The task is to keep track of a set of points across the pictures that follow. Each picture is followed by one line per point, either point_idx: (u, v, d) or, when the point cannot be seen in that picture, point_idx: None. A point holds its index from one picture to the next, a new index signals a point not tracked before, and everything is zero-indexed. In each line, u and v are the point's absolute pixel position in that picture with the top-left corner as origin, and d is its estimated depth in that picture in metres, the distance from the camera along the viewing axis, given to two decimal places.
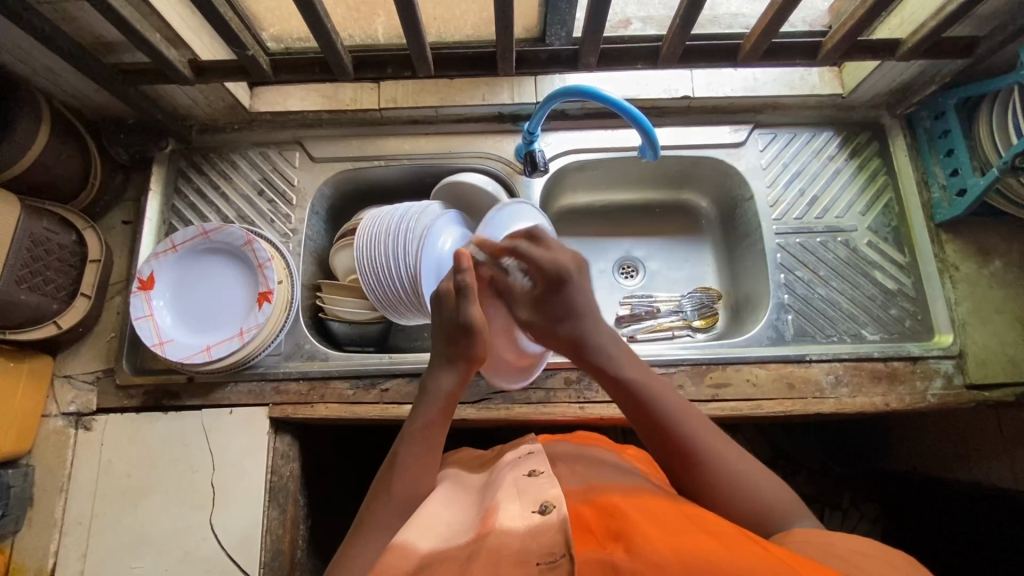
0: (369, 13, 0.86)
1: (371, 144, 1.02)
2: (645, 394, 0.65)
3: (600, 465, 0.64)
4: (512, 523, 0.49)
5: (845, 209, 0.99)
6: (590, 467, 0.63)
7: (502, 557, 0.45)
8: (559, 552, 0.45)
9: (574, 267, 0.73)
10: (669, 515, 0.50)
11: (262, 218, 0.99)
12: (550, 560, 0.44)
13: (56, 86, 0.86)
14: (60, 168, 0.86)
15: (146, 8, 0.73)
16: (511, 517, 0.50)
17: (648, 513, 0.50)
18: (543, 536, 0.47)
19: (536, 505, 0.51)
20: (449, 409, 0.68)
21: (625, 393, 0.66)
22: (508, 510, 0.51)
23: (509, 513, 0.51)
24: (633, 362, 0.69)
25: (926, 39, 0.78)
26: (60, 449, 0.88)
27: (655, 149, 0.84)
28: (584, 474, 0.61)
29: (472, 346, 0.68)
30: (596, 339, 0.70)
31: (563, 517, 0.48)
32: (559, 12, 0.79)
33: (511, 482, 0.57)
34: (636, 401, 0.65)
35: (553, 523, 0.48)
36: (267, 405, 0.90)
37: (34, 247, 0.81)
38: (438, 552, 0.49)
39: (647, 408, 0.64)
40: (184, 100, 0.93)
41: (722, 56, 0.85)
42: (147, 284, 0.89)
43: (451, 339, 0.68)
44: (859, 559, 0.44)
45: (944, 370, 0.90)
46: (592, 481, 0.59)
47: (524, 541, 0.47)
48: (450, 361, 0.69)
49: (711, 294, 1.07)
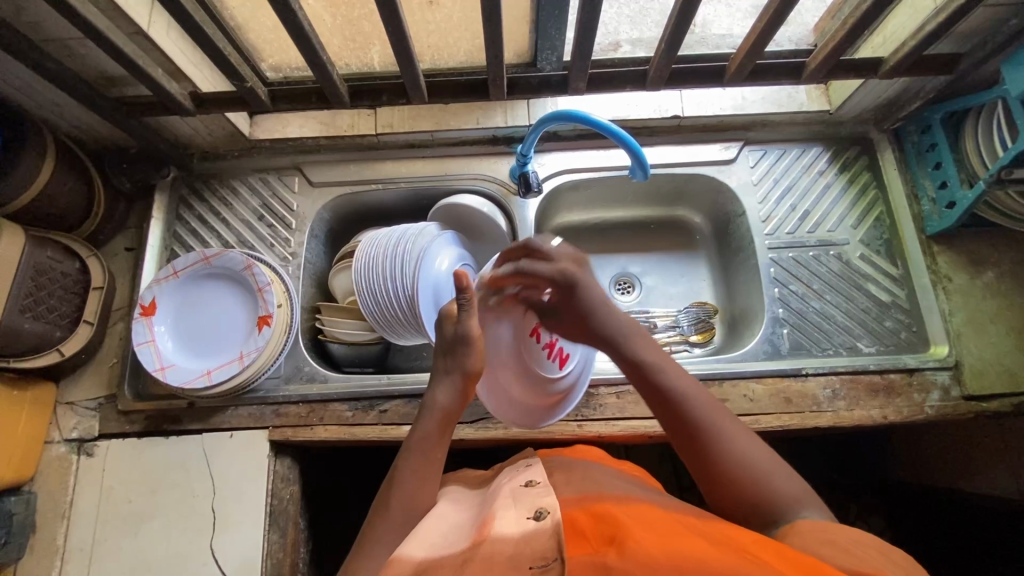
0: (364, 43, 0.89)
1: (369, 168, 1.04)
2: (653, 371, 0.66)
3: (598, 474, 0.64)
4: (506, 530, 0.50)
5: (837, 223, 1.01)
6: (587, 476, 0.63)
7: (495, 562, 0.46)
8: (552, 556, 0.45)
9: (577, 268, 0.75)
10: (663, 521, 0.50)
11: (263, 242, 1.01)
12: (542, 564, 0.44)
13: (61, 118, 0.88)
14: (65, 198, 0.88)
15: (147, 44, 0.76)
16: (507, 525, 0.50)
17: (642, 518, 0.51)
18: (536, 541, 0.47)
19: (531, 512, 0.52)
20: (449, 426, 0.67)
21: (632, 368, 0.68)
22: (504, 520, 0.52)
23: (505, 522, 0.51)
24: (647, 343, 0.70)
25: (908, 57, 0.80)
26: (63, 476, 0.89)
27: (644, 168, 0.85)
28: (580, 482, 0.61)
29: (468, 364, 0.68)
30: (614, 323, 0.71)
31: (557, 522, 0.48)
32: (550, 38, 0.83)
33: (509, 492, 0.57)
34: (643, 377, 0.66)
35: (547, 528, 0.48)
36: (267, 428, 0.90)
37: (38, 276, 0.82)
38: (432, 560, 0.49)
39: (654, 385, 0.65)
40: (185, 130, 0.95)
41: (710, 77, 0.87)
42: (149, 310, 0.90)
43: (449, 359, 0.68)
44: (860, 551, 0.45)
45: (942, 382, 0.90)
46: (587, 488, 0.59)
47: (518, 545, 0.47)
48: (446, 375, 0.68)
49: (707, 308, 1.08)
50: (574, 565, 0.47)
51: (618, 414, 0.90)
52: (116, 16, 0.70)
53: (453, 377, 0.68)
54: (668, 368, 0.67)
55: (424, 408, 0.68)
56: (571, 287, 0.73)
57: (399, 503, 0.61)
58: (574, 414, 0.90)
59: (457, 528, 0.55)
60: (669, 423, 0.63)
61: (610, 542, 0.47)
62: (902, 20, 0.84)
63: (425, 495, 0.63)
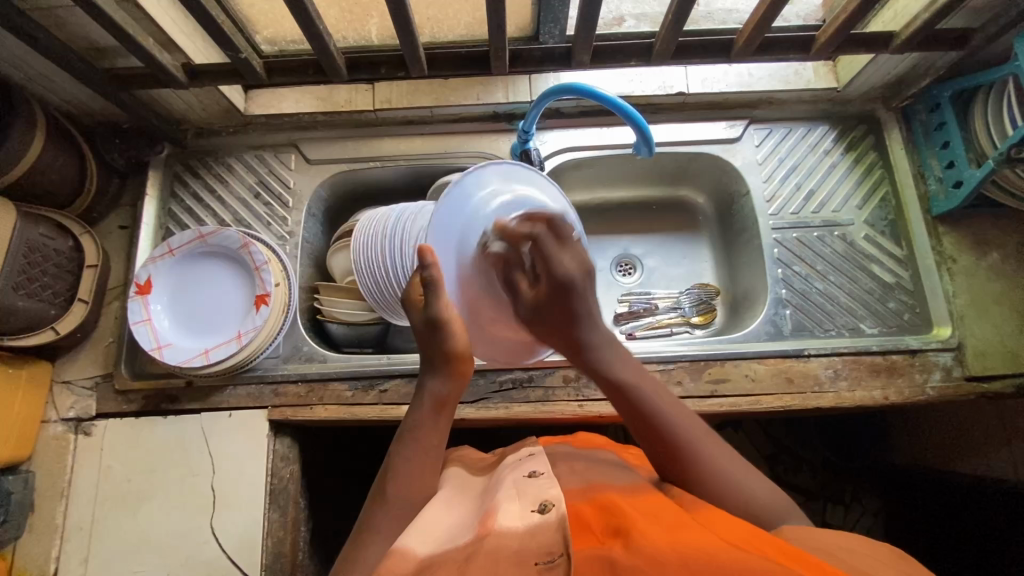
0: (362, 14, 0.86)
1: (367, 145, 1.02)
2: (632, 390, 0.64)
3: (601, 465, 0.63)
4: (509, 524, 0.49)
5: (842, 203, 0.99)
6: (590, 467, 0.63)
7: (499, 558, 0.46)
8: (558, 552, 0.45)
9: (581, 275, 0.69)
10: (668, 512, 0.51)
11: (259, 221, 0.99)
12: (548, 560, 0.45)
13: (50, 92, 0.86)
14: (56, 174, 0.86)
15: (137, 12, 0.73)
16: (510, 518, 0.50)
17: (648, 510, 0.51)
18: (540, 536, 0.47)
19: (535, 505, 0.51)
20: (444, 415, 0.67)
21: (612, 390, 0.65)
22: (507, 512, 0.52)
23: (508, 514, 0.51)
24: (623, 359, 0.67)
25: (920, 32, 0.78)
26: (61, 455, 0.89)
27: (649, 145, 0.84)
28: (584, 473, 0.61)
29: (450, 347, 0.66)
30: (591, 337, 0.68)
31: (561, 516, 0.48)
32: (553, 9, 0.80)
33: (511, 484, 0.57)
34: (623, 399, 0.64)
35: (551, 523, 0.48)
36: (266, 408, 0.90)
37: (31, 253, 0.81)
38: (435, 554, 0.49)
39: (634, 405, 0.63)
40: (178, 104, 0.93)
41: (716, 51, 0.85)
42: (145, 289, 0.89)
43: (428, 342, 0.67)
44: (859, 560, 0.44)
45: (943, 363, 0.90)
46: (592, 479, 0.59)
47: (523, 540, 0.47)
48: (435, 365, 0.67)
49: (709, 290, 1.07)
50: (581, 558, 0.47)
51: None
52: None
53: (438, 365, 0.66)
54: (647, 386, 0.64)
55: (419, 396, 0.67)
56: (566, 289, 0.69)
57: (398, 487, 0.61)
58: (575, 394, 0.89)
59: (459, 521, 0.55)
60: (653, 448, 0.61)
61: (616, 536, 0.48)
62: None
63: (425, 480, 0.62)
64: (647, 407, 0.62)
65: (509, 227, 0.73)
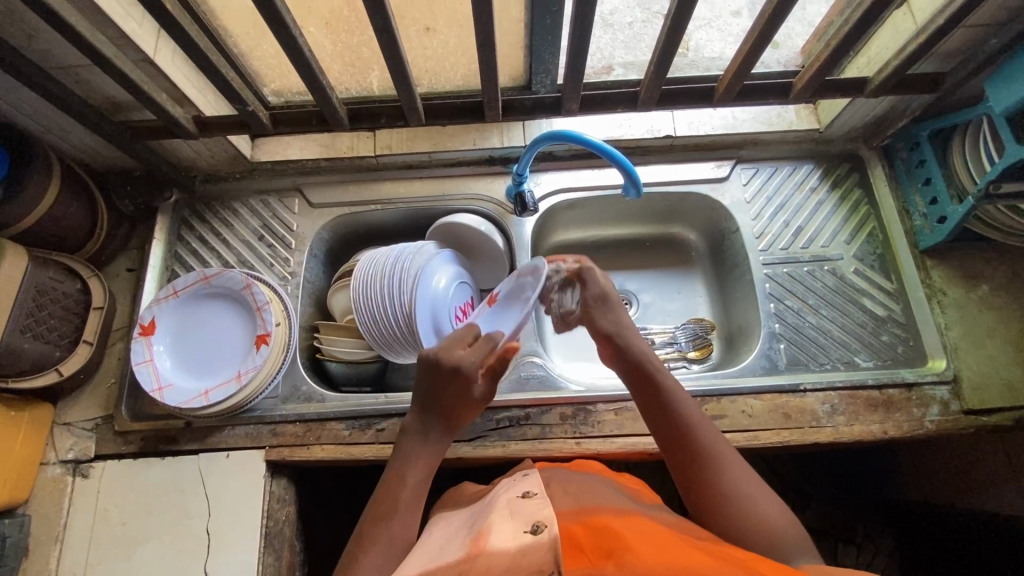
0: (364, 68, 0.92)
1: (368, 189, 1.06)
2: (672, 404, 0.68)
3: (595, 489, 0.63)
4: (503, 543, 0.49)
5: (830, 238, 1.01)
6: (581, 490, 0.64)
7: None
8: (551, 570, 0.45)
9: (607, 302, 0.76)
10: (660, 535, 0.51)
11: (262, 262, 1.02)
12: None
13: (67, 143, 0.90)
14: (67, 220, 0.90)
15: (153, 71, 0.77)
16: (503, 537, 0.50)
17: (640, 532, 0.51)
18: (532, 554, 0.47)
19: (529, 524, 0.51)
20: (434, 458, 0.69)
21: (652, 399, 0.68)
22: (500, 532, 0.51)
23: (500, 534, 0.50)
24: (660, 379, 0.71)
25: (892, 77, 0.82)
26: (57, 497, 0.89)
27: (637, 187, 0.87)
28: (578, 496, 0.61)
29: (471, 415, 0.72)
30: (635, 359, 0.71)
31: (554, 535, 0.48)
32: (544, 62, 0.85)
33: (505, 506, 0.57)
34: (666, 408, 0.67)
35: (543, 541, 0.48)
36: (263, 448, 0.90)
37: (40, 296, 0.83)
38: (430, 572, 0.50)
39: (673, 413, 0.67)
40: (189, 153, 0.98)
41: (699, 98, 0.89)
42: (148, 330, 0.91)
43: (466, 409, 0.69)
44: None
45: (940, 397, 0.90)
46: (584, 502, 0.60)
47: (515, 558, 0.47)
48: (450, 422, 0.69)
49: (704, 324, 1.08)
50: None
51: (617, 431, 0.88)
52: (124, 44, 0.72)
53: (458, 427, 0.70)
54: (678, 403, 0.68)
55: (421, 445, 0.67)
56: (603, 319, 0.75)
57: (395, 527, 0.61)
58: (572, 431, 0.89)
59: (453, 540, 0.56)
60: (681, 449, 0.65)
61: (608, 555, 0.48)
62: (884, 42, 0.86)
63: (408, 521, 0.63)
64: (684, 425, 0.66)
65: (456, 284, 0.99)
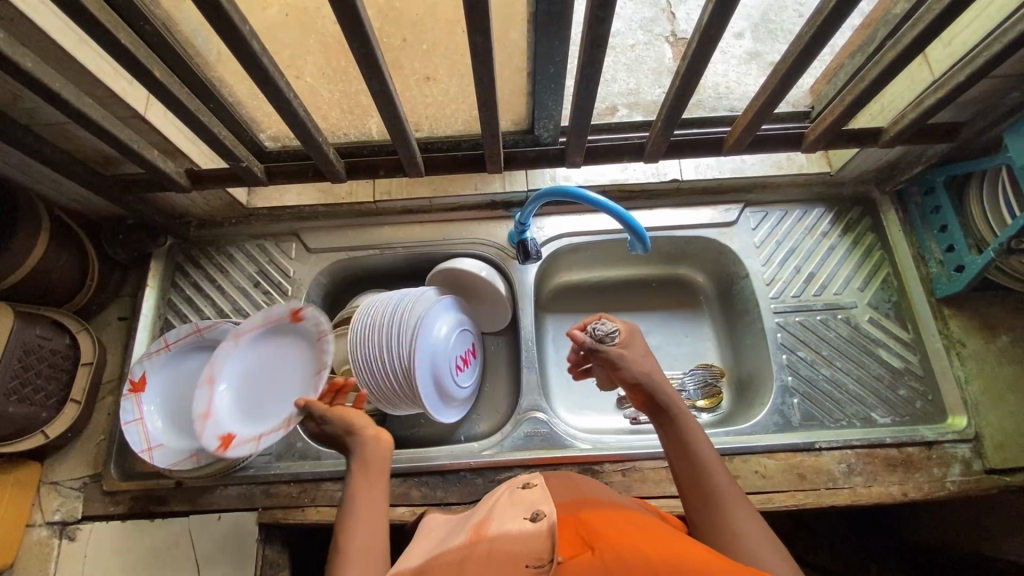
0: (362, 115, 0.89)
1: (367, 234, 1.03)
2: (693, 445, 0.64)
3: (599, 484, 0.62)
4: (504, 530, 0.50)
5: (843, 285, 0.98)
6: (583, 482, 0.62)
7: (493, 558, 0.46)
8: (547, 557, 0.44)
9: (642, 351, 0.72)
10: (660, 528, 0.49)
11: (258, 310, 0.99)
12: (537, 564, 0.44)
13: (57, 193, 0.88)
14: (56, 273, 0.87)
15: (144, 127, 0.75)
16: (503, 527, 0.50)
17: (635, 522, 0.50)
18: (531, 541, 0.47)
19: (529, 514, 0.52)
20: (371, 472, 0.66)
21: (678, 444, 0.65)
22: (502, 521, 0.52)
23: (502, 523, 0.52)
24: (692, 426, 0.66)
25: (909, 128, 0.78)
26: (43, 562, 0.85)
27: (643, 242, 0.84)
28: (579, 485, 0.60)
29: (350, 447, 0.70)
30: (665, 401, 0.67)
31: (551, 525, 0.48)
32: (547, 108, 0.81)
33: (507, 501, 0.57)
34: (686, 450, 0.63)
35: (541, 531, 0.48)
36: (256, 510, 0.86)
37: (25, 356, 0.81)
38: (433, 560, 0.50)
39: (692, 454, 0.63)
40: (183, 201, 0.95)
41: (708, 147, 0.86)
42: (137, 386, 0.86)
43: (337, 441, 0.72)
44: None
45: (962, 456, 0.86)
46: (584, 490, 0.59)
47: (513, 546, 0.47)
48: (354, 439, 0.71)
49: (712, 370, 1.05)
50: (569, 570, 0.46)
51: (624, 493, 0.85)
52: (113, 103, 0.70)
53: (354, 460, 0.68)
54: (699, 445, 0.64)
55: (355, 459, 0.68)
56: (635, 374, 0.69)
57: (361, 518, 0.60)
58: None
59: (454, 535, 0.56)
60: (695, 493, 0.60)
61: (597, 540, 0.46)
62: (898, 90, 0.84)
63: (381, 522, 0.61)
64: (697, 460, 0.62)
65: (455, 334, 0.95)
